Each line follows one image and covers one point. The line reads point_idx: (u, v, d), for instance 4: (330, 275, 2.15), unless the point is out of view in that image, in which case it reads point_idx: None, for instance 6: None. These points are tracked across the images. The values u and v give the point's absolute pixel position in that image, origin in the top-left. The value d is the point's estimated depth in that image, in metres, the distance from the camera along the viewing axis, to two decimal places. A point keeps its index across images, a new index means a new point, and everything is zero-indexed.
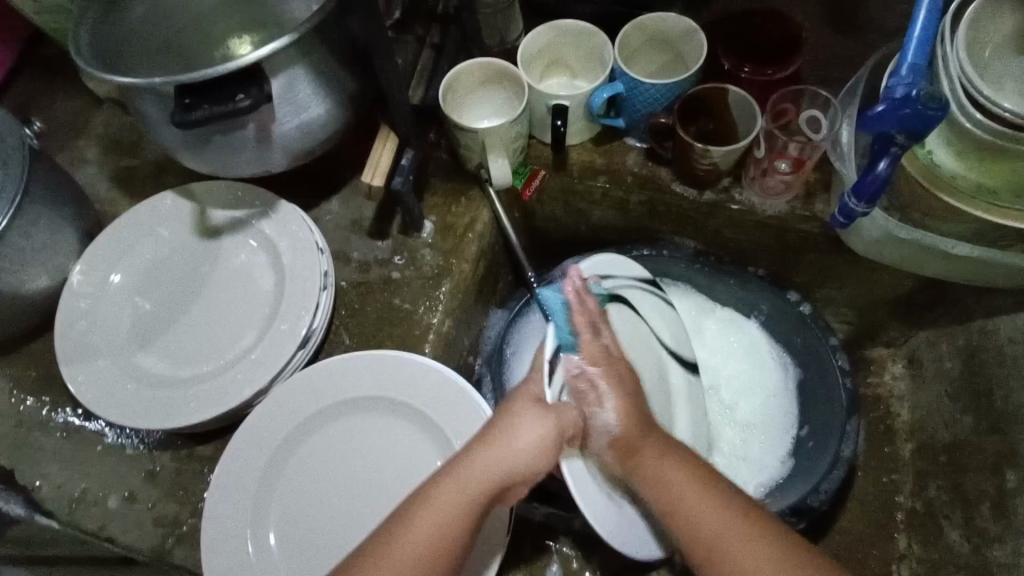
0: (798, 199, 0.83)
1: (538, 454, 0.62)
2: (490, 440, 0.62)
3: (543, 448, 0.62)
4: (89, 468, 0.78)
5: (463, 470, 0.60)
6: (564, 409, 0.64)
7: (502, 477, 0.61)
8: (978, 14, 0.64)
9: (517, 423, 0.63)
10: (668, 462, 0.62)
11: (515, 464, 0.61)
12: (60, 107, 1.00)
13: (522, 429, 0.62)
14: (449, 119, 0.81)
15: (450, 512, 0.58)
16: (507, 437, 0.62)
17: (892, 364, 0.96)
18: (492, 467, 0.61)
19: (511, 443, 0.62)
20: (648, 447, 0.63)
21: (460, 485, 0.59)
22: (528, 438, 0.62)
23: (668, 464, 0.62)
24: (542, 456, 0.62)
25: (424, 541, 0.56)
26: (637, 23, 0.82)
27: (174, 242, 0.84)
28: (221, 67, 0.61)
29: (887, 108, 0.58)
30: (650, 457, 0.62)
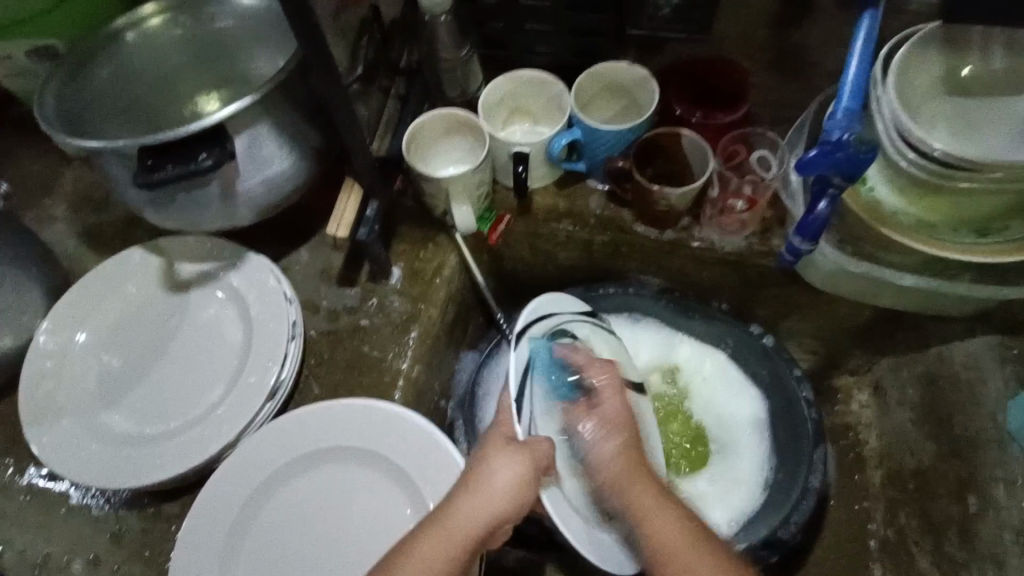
0: (756, 235, 0.85)
1: (516, 495, 0.60)
2: (472, 484, 0.61)
3: (523, 485, 0.61)
4: (53, 532, 0.77)
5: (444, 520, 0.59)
6: (538, 443, 0.63)
7: (484, 525, 0.59)
8: (906, 60, 0.68)
9: (496, 463, 0.61)
10: (667, 512, 0.63)
11: (497, 507, 0.60)
12: (28, 166, 1.01)
13: (494, 472, 0.61)
14: (412, 168, 0.83)
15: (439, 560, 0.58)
16: (484, 481, 0.60)
17: (858, 393, 0.97)
18: (477, 512, 0.59)
19: (485, 489, 0.60)
20: (641, 489, 0.64)
21: (443, 537, 0.58)
22: (503, 476, 0.60)
23: (662, 518, 0.62)
24: (520, 495, 0.60)
25: None
26: (592, 72, 0.86)
27: (142, 297, 0.84)
28: (187, 130, 0.64)
29: (819, 153, 0.62)
30: (645, 504, 0.63)
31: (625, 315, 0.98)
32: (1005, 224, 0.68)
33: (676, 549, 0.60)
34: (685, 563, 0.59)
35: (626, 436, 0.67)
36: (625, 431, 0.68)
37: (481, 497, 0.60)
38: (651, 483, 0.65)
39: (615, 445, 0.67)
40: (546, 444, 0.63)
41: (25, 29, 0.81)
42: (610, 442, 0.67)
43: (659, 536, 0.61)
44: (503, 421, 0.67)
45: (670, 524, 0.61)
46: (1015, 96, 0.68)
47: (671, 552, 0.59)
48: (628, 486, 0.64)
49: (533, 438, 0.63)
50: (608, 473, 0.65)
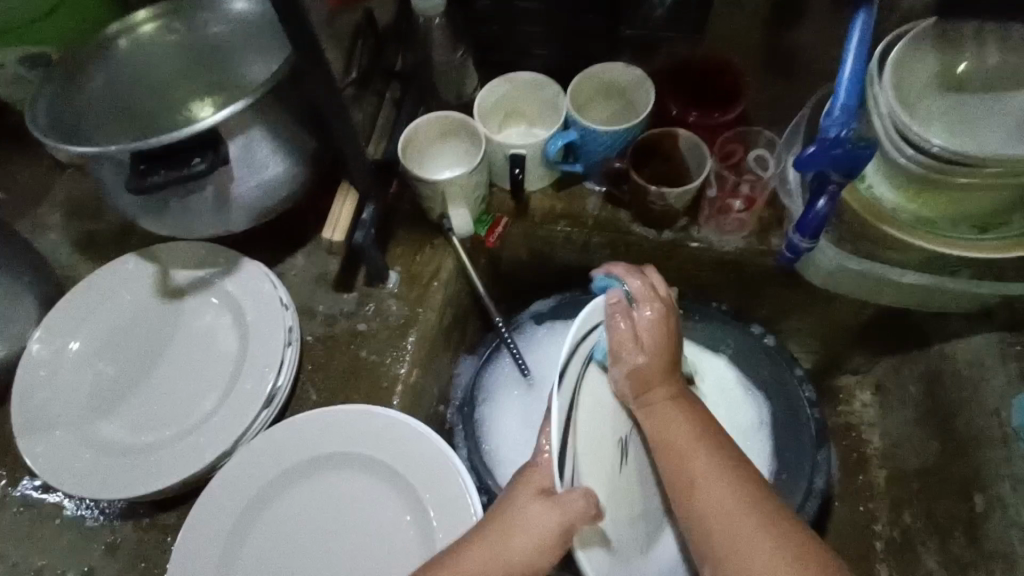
0: (754, 235, 0.85)
1: (539, 549, 0.54)
2: (503, 529, 0.57)
3: (549, 542, 0.54)
4: (47, 543, 0.76)
5: (461, 568, 0.55)
6: (570, 497, 0.54)
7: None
8: (901, 57, 0.68)
9: (528, 514, 0.56)
10: (675, 411, 0.61)
11: (510, 563, 0.55)
12: (22, 174, 1.00)
13: (527, 520, 0.55)
14: (408, 172, 0.83)
15: None
16: (515, 528, 0.56)
17: (860, 392, 0.96)
18: (488, 564, 0.55)
19: (516, 532, 0.56)
20: (664, 388, 0.62)
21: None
22: (539, 517, 0.55)
23: (672, 416, 0.61)
24: (539, 554, 0.54)
25: None
26: (587, 74, 0.85)
27: (137, 305, 0.83)
28: (175, 133, 0.63)
29: (818, 149, 0.62)
30: (657, 399, 0.62)
31: None
32: (1006, 220, 0.68)
33: (673, 439, 0.59)
34: (682, 452, 0.58)
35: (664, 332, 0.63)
36: (657, 342, 0.62)
37: (518, 534, 0.55)
38: (669, 387, 0.62)
39: (651, 357, 0.61)
40: (576, 506, 0.53)
41: (16, 36, 0.80)
42: (643, 331, 0.63)
43: (663, 429, 0.60)
44: (544, 461, 0.60)
45: (678, 421, 0.60)
46: (1011, 91, 0.68)
47: (670, 442, 0.59)
48: (638, 396, 0.62)
49: (564, 496, 0.53)
50: (640, 355, 0.62)
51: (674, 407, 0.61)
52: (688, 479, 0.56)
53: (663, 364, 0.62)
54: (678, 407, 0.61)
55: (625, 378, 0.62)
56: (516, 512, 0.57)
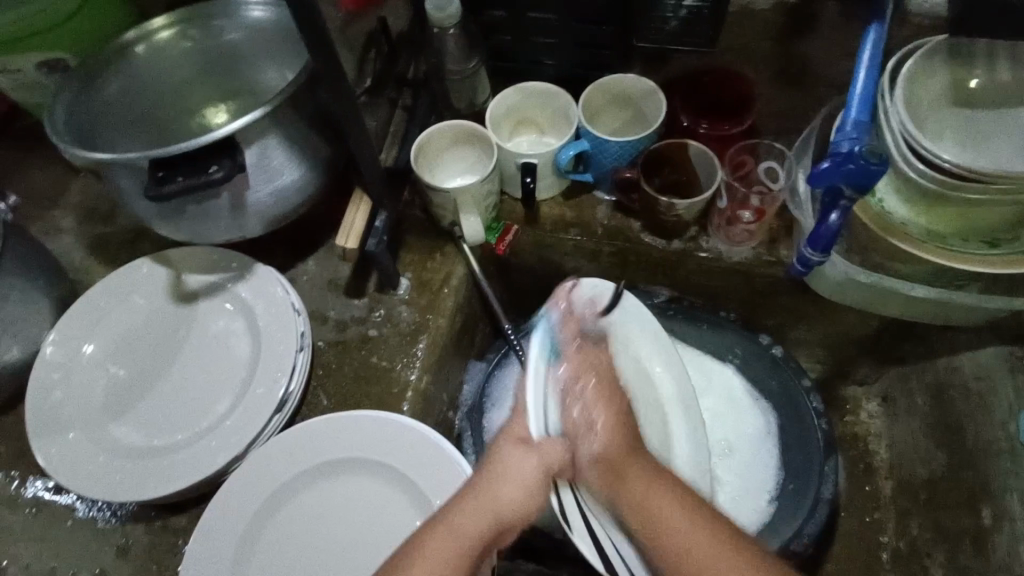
0: (763, 245, 0.85)
1: (526, 493, 0.58)
2: (471, 491, 0.59)
3: (532, 483, 0.58)
4: (59, 545, 0.76)
5: (452, 519, 0.56)
6: (549, 443, 0.59)
7: (486, 526, 0.57)
8: (914, 71, 0.68)
9: (512, 459, 0.59)
10: (655, 485, 0.57)
11: (502, 514, 0.57)
12: (36, 177, 1.01)
13: (514, 467, 0.59)
14: (421, 180, 0.83)
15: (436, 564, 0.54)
16: (501, 473, 0.59)
17: (866, 402, 0.97)
18: (476, 515, 0.57)
19: (504, 482, 0.58)
20: (634, 465, 0.59)
21: (452, 529, 0.56)
22: (521, 466, 0.59)
23: (652, 492, 0.56)
24: (529, 500, 0.58)
25: None
26: (598, 84, 0.86)
27: (150, 308, 0.84)
28: (195, 141, 0.64)
29: (830, 164, 0.63)
30: (633, 476, 0.58)
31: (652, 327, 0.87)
32: (1015, 235, 0.68)
33: (663, 516, 0.54)
34: (667, 526, 0.54)
35: (609, 404, 0.64)
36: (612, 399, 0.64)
37: (506, 482, 0.58)
38: (642, 461, 0.59)
39: (607, 427, 0.62)
40: (558, 452, 0.59)
41: (35, 42, 0.81)
42: (599, 416, 0.62)
43: (643, 502, 0.56)
44: (518, 416, 0.63)
45: (657, 493, 0.56)
46: (1020, 108, 0.69)
47: (653, 514, 0.55)
48: (619, 479, 0.58)
49: (545, 444, 0.59)
50: (603, 437, 0.61)
51: (653, 487, 0.57)
52: (687, 558, 0.51)
53: (626, 445, 0.61)
54: (656, 487, 0.57)
55: (593, 469, 0.59)
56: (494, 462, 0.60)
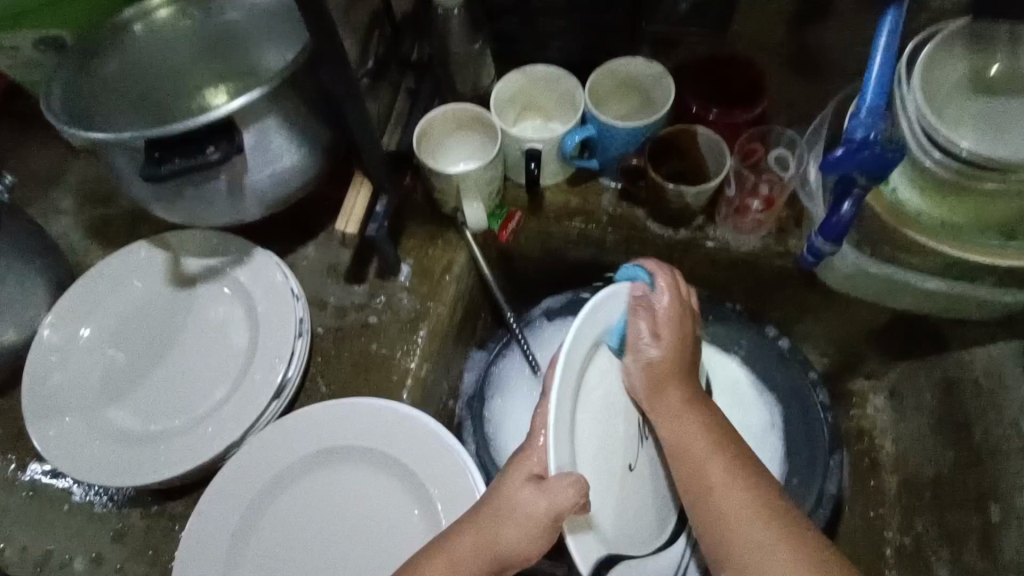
0: (772, 235, 0.84)
1: (530, 535, 0.55)
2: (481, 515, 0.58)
3: (540, 526, 0.53)
4: (56, 529, 0.76)
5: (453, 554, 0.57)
6: (561, 487, 0.52)
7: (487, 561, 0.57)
8: (933, 57, 0.66)
9: (519, 494, 0.56)
10: (688, 416, 0.61)
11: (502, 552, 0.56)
12: (35, 157, 1.00)
13: (517, 505, 0.55)
14: (423, 165, 0.82)
15: None
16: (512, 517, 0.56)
17: (873, 397, 0.96)
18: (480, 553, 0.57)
19: (506, 522, 0.56)
20: (676, 391, 0.61)
21: (452, 562, 0.57)
22: (520, 527, 0.55)
23: (684, 421, 0.60)
24: (530, 542, 0.55)
25: None
26: (605, 68, 0.84)
27: (148, 292, 0.83)
28: (190, 121, 0.62)
29: (846, 151, 0.61)
30: (668, 404, 0.61)
31: None
32: None
33: (693, 444, 0.59)
34: (700, 459, 0.59)
35: (677, 332, 0.63)
36: (674, 335, 0.63)
37: (510, 526, 0.56)
38: (683, 388, 0.62)
39: (665, 353, 0.62)
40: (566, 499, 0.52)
41: (32, 19, 0.79)
42: (656, 345, 0.62)
43: (680, 434, 0.60)
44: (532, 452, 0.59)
45: (684, 425, 0.60)
46: None
47: (684, 439, 0.60)
48: (652, 399, 0.61)
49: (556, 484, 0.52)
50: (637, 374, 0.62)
51: (685, 417, 0.61)
52: (692, 461, 0.59)
53: (679, 366, 0.62)
54: (688, 417, 0.61)
55: (640, 375, 0.62)
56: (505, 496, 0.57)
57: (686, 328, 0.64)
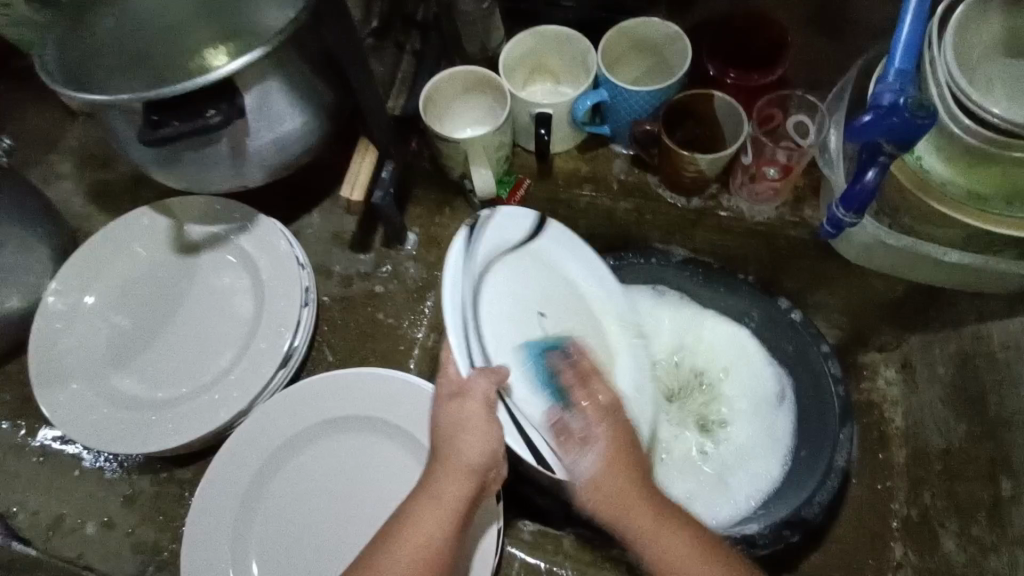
0: (788, 205, 0.90)
1: (483, 434, 0.59)
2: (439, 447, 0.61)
3: (484, 421, 0.59)
4: (66, 494, 0.76)
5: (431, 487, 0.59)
6: (476, 379, 0.59)
7: (462, 481, 0.59)
8: (967, 15, 0.62)
9: (456, 414, 0.59)
10: (663, 530, 0.58)
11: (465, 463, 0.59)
12: (31, 119, 0.98)
13: (459, 420, 0.59)
14: (430, 129, 0.80)
15: (432, 524, 0.57)
16: (454, 454, 0.59)
17: (884, 368, 0.91)
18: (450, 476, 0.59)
19: (463, 432, 0.59)
20: (626, 482, 0.59)
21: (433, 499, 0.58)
22: (473, 449, 0.59)
23: (665, 538, 0.57)
24: (485, 441, 0.59)
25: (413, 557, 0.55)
26: (620, 28, 0.81)
27: (151, 259, 0.82)
28: (188, 83, 0.59)
29: (873, 118, 0.58)
30: (606, 484, 0.59)
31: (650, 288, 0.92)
32: None
33: (679, 563, 0.56)
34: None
35: (612, 444, 0.61)
36: (609, 421, 0.62)
37: (465, 435, 0.59)
38: (638, 488, 0.59)
39: (597, 462, 0.60)
40: (480, 388, 0.59)
41: None
42: (595, 453, 0.60)
43: (661, 542, 0.57)
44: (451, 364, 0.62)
45: (672, 542, 0.57)
46: None
47: (654, 536, 0.57)
48: (620, 509, 0.59)
49: (473, 378, 0.59)
50: (602, 491, 0.59)
51: (661, 527, 0.58)
52: None
53: (619, 454, 0.60)
54: (666, 528, 0.58)
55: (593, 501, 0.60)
56: (450, 429, 0.60)
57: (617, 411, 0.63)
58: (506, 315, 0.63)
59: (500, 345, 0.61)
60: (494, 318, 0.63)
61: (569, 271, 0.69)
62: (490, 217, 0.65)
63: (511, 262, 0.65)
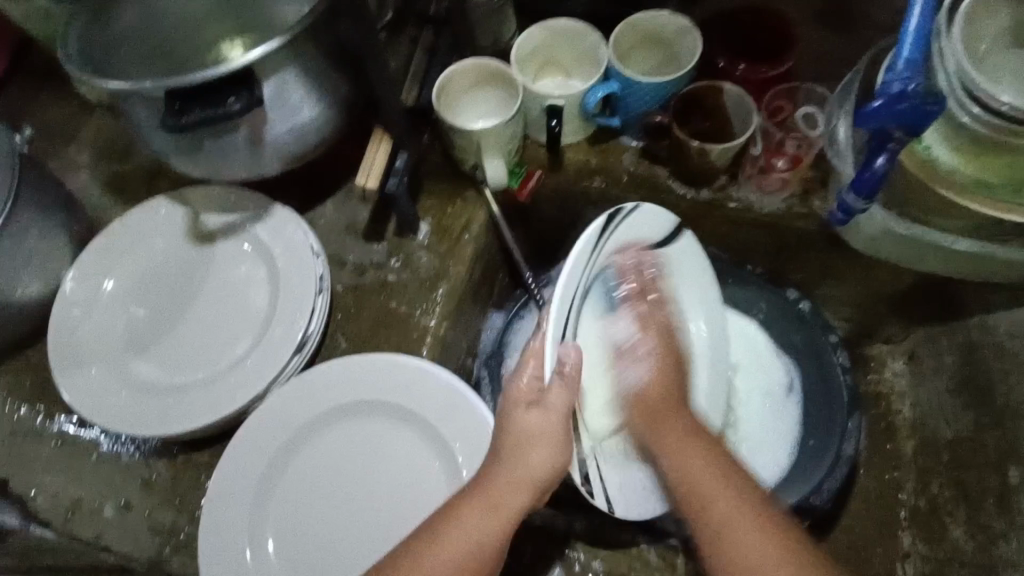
0: (796, 197, 0.82)
1: (553, 450, 0.62)
2: (500, 460, 0.61)
3: (557, 433, 0.62)
4: (85, 477, 0.77)
5: (495, 498, 0.59)
6: (553, 392, 0.61)
7: (526, 498, 0.60)
8: (974, 5, 0.63)
9: (527, 427, 0.62)
10: (688, 442, 0.64)
11: (531, 480, 0.60)
12: (50, 111, 0.99)
13: (527, 431, 0.61)
14: (443, 120, 0.81)
15: (485, 532, 0.58)
16: (526, 459, 0.60)
17: (892, 361, 0.95)
18: (507, 493, 0.60)
19: (533, 446, 0.61)
20: (678, 420, 0.66)
21: (491, 504, 0.59)
22: (542, 461, 0.61)
23: (685, 456, 0.62)
24: (552, 459, 0.61)
25: (454, 561, 0.56)
26: (631, 20, 0.82)
27: (169, 247, 0.83)
28: (211, 71, 0.61)
29: (882, 104, 0.59)
30: (672, 431, 0.65)
31: None
32: None
33: (698, 478, 0.60)
34: (703, 494, 0.59)
35: (666, 363, 0.70)
36: (657, 343, 0.71)
37: (529, 445, 0.61)
38: (685, 420, 0.66)
39: (654, 374, 0.69)
40: (560, 400, 0.61)
41: None
42: (648, 370, 0.70)
43: (684, 467, 0.62)
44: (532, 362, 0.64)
45: (720, 502, 0.58)
46: None
47: (673, 450, 0.63)
48: (653, 432, 0.66)
49: (551, 389, 0.61)
50: (653, 395, 0.68)
51: (689, 446, 0.63)
52: (698, 497, 0.59)
53: (663, 389, 0.68)
54: (692, 446, 0.63)
55: (633, 406, 0.68)
56: (518, 446, 0.61)
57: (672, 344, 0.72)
58: (602, 321, 0.70)
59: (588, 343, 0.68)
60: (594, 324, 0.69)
61: (681, 287, 0.77)
62: (635, 212, 0.69)
63: (637, 271, 0.72)
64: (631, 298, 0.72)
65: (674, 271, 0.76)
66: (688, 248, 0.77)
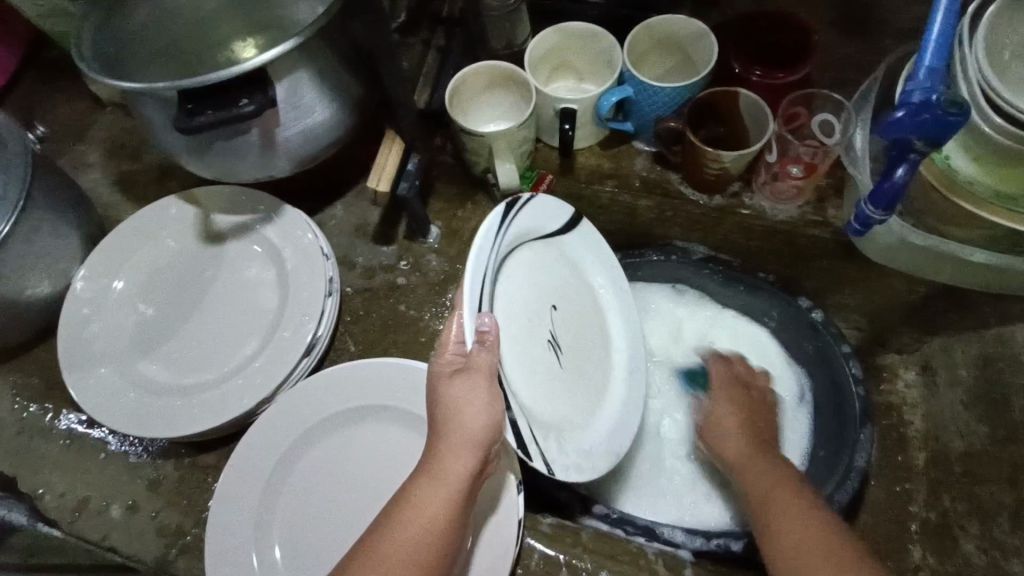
0: (810, 205, 0.86)
1: (489, 411, 0.56)
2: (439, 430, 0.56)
3: (483, 393, 0.56)
4: (92, 476, 0.77)
5: (439, 469, 0.54)
6: (477, 354, 0.56)
7: (469, 466, 0.55)
8: (997, 15, 0.62)
9: (455, 394, 0.56)
10: (771, 471, 0.67)
11: (471, 442, 0.55)
12: (61, 108, 0.99)
13: (457, 398, 0.56)
14: (454, 123, 0.80)
15: (436, 508, 0.53)
16: (455, 424, 0.55)
17: (904, 372, 0.87)
18: (454, 460, 0.55)
19: (461, 411, 0.55)
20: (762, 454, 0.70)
21: (436, 479, 0.54)
22: (477, 419, 0.55)
23: (768, 479, 0.66)
24: (487, 417, 0.56)
25: (409, 546, 0.51)
26: (644, 26, 0.81)
27: (179, 247, 0.83)
28: (224, 72, 0.60)
29: (905, 114, 0.58)
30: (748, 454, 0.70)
31: (670, 287, 0.96)
32: None
33: (774, 499, 0.63)
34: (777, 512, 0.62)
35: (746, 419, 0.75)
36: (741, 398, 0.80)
37: (461, 409, 0.55)
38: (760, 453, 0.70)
39: (726, 420, 0.77)
40: (486, 361, 0.56)
41: None
42: (730, 418, 0.77)
43: (764, 482, 0.66)
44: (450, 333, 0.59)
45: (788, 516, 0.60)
46: None
47: (750, 467, 0.69)
48: (736, 447, 0.73)
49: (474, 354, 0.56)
50: (730, 437, 0.74)
51: (771, 475, 0.67)
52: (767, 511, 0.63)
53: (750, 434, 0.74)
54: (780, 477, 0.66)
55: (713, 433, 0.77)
56: (451, 409, 0.56)
57: (751, 402, 0.79)
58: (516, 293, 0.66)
59: (509, 309, 0.64)
60: (510, 296, 0.65)
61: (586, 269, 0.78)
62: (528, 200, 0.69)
63: (538, 248, 0.72)
64: (540, 272, 0.71)
65: (576, 261, 0.77)
66: (583, 235, 0.77)
